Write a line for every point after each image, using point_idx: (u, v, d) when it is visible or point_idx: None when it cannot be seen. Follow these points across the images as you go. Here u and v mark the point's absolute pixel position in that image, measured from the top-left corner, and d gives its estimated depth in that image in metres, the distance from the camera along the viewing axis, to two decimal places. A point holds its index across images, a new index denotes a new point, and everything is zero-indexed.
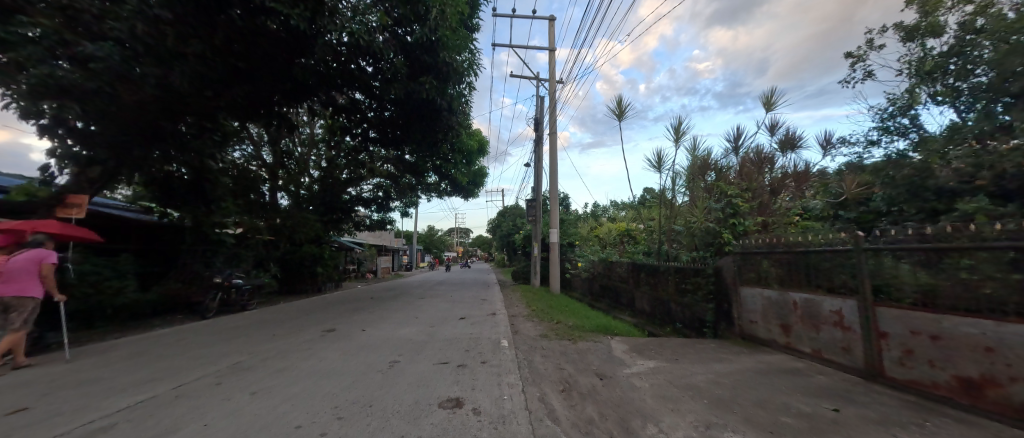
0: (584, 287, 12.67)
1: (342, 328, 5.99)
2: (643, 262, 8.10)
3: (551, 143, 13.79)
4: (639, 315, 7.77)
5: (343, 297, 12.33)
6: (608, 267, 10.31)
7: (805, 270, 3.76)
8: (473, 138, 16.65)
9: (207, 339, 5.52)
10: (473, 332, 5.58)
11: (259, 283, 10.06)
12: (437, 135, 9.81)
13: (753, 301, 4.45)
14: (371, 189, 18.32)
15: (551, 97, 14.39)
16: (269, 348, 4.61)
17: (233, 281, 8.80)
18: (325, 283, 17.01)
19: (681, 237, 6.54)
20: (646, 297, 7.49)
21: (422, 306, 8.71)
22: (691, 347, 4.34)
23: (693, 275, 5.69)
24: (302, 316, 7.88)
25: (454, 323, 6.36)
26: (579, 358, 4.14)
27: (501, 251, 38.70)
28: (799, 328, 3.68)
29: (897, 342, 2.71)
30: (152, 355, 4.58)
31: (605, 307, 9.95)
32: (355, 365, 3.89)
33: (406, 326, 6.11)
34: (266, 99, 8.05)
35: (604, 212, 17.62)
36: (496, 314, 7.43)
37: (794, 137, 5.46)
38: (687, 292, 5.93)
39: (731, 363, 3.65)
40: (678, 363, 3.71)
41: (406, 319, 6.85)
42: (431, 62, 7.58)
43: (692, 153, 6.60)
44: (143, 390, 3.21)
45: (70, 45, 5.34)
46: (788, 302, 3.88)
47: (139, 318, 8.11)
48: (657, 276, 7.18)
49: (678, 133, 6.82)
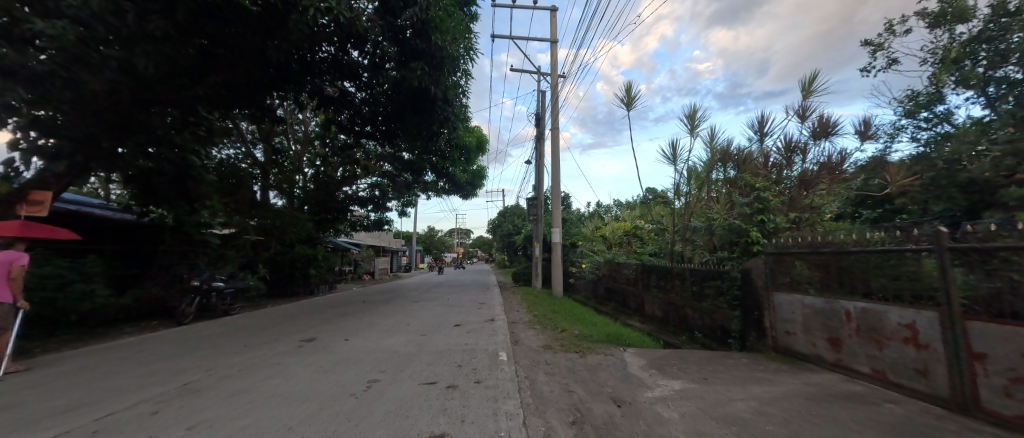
0: (588, 290, 12.06)
1: (322, 337, 5.40)
2: (654, 264, 7.50)
3: (551, 140, 13.20)
4: (650, 322, 7.15)
5: (335, 300, 11.73)
6: (614, 269, 9.70)
7: (859, 275, 3.13)
8: (472, 135, 16.11)
9: (169, 351, 4.93)
10: (469, 342, 4.99)
11: (243, 286, 9.47)
12: (433, 129, 9.26)
13: (789, 309, 3.85)
14: (367, 189, 17.79)
15: (553, 92, 13.84)
16: (229, 365, 3.99)
17: (214, 284, 8.15)
18: (319, 286, 16.41)
19: (699, 236, 5.94)
20: (658, 302, 6.88)
21: (417, 311, 8.13)
22: (719, 363, 3.74)
23: (716, 279, 5.08)
24: (286, 321, 7.29)
25: (447, 331, 5.78)
26: (590, 377, 3.53)
27: (501, 251, 38.11)
28: (854, 343, 3.09)
29: (1000, 367, 2.02)
30: (99, 371, 4.00)
31: (612, 311, 9.35)
32: (325, 386, 3.29)
33: (395, 335, 5.54)
34: (247, 87, 7.48)
35: (608, 212, 17.03)
36: (495, 320, 6.85)
37: (828, 124, 4.85)
38: (708, 297, 5.32)
39: (773, 385, 3.05)
40: (709, 386, 3.10)
41: (396, 326, 6.27)
42: (422, 47, 7.00)
43: (710, 145, 6.02)
44: (57, 423, 2.61)
45: (19, 22, 4.79)
46: (838, 312, 3.27)
47: (109, 324, 7.53)
48: (670, 279, 6.59)
49: (693, 123, 6.24)
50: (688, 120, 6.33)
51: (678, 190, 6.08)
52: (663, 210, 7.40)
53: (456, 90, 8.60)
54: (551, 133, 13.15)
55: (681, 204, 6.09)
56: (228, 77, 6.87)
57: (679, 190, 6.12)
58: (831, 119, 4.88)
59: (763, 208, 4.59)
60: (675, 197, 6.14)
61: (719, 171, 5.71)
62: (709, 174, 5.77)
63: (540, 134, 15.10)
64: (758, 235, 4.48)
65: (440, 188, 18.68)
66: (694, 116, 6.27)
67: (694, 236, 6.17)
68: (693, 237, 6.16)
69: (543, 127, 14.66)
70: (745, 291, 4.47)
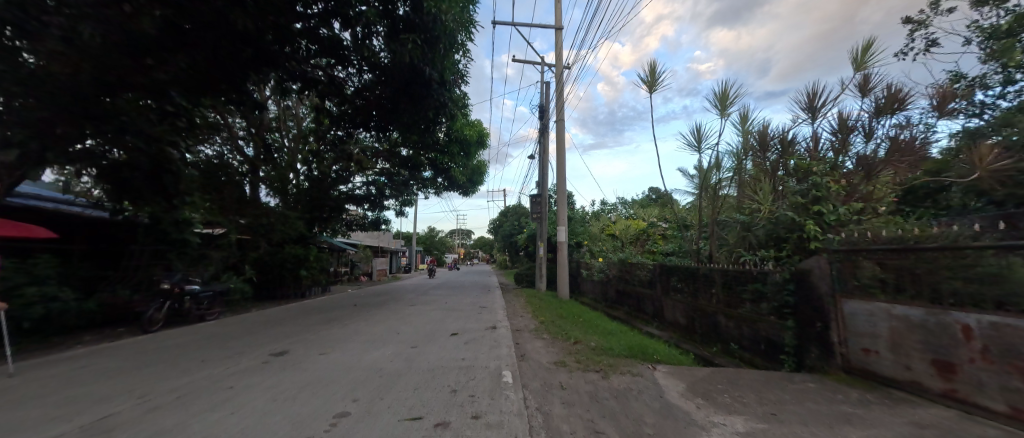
0: (597, 293, 11.27)
1: (297, 350, 4.67)
2: (676, 264, 6.72)
3: (556, 133, 12.43)
4: (672, 329, 6.36)
5: (326, 303, 10.96)
6: (627, 270, 8.91)
7: (974, 277, 2.25)
8: (474, 129, 15.33)
9: (112, 368, 4.15)
10: (467, 357, 4.21)
11: (222, 289, 8.70)
12: (430, 116, 8.51)
13: (866, 322, 3.03)
14: (363, 186, 17.14)
15: (558, 82, 13.08)
16: (170, 390, 3.21)
17: (187, 288, 7.42)
18: (312, 288, 15.66)
19: (733, 231, 5.16)
20: (682, 307, 6.09)
21: (411, 316, 7.41)
22: (781, 388, 2.96)
23: (762, 281, 4.29)
24: (265, 329, 6.53)
25: (442, 342, 5.01)
26: (620, 408, 2.74)
27: (501, 250, 37.27)
28: (974, 369, 2.23)
29: None
30: (11, 398, 3.24)
31: (624, 316, 8.60)
32: (273, 423, 2.51)
33: (382, 347, 4.77)
34: (221, 70, 6.72)
35: (615, 210, 16.30)
36: (497, 327, 6.12)
37: (894, 97, 4.09)
38: (750, 302, 4.51)
39: (872, 425, 2.28)
40: (785, 426, 2.32)
41: (385, 335, 5.50)
42: (415, 17, 6.33)
43: (743, 127, 5.29)
44: None
45: None
46: (945, 326, 2.42)
47: (70, 332, 6.79)
48: (695, 281, 5.84)
49: (724, 102, 5.45)
50: (718, 98, 5.53)
51: (707, 179, 5.56)
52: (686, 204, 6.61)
53: (454, 71, 7.90)
54: (557, 125, 12.40)
55: (713, 194, 5.57)
56: (196, 55, 6.12)
57: (709, 179, 5.57)
58: (898, 91, 4.10)
59: (819, 196, 3.82)
60: (705, 185, 5.61)
61: (757, 156, 5.05)
62: (745, 157, 5.20)
63: (545, 127, 14.35)
64: (815, 227, 3.69)
65: (440, 185, 17.87)
66: (725, 94, 5.46)
67: (727, 232, 5.38)
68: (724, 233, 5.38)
69: (547, 119, 13.89)
70: (800, 295, 3.67)
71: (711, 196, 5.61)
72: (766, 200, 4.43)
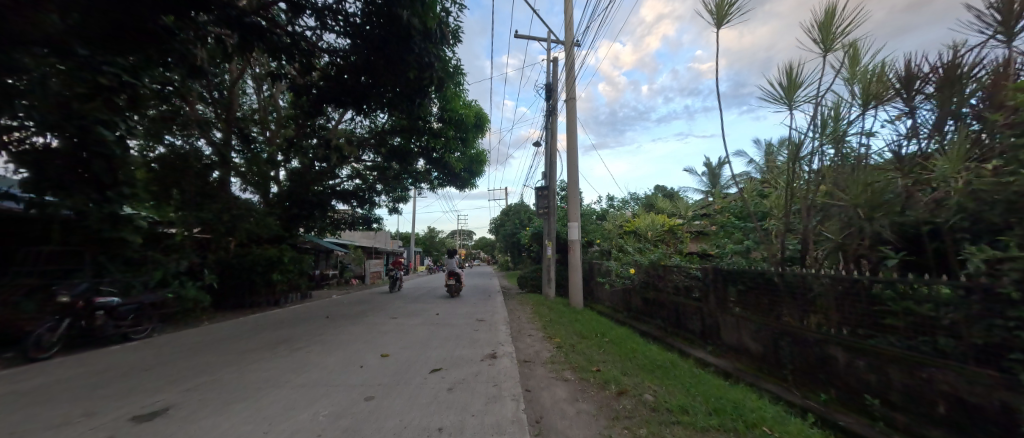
0: (617, 301, 9.62)
1: (187, 405, 2.98)
2: (738, 268, 5.05)
3: (566, 114, 10.74)
4: (739, 361, 4.63)
5: (297, 313, 9.33)
6: (661, 275, 7.23)
7: None
8: (471, 113, 13.61)
9: None
10: (447, 427, 2.52)
11: (158, 298, 7.05)
12: (413, 81, 6.93)
13: None
14: (351, 180, 15.66)
15: (568, 55, 11.44)
16: None
17: (99, 300, 5.73)
18: (289, 294, 13.97)
19: (853, 219, 3.44)
20: (756, 329, 4.36)
21: (388, 337, 5.73)
22: None
23: (941, 301, 2.53)
24: (188, 356, 4.81)
25: (417, 388, 3.32)
26: None
27: (501, 249, 35.59)
28: None
29: None
30: None
31: (657, 331, 6.99)
32: None
33: (323, 399, 3.09)
34: (142, 20, 5.02)
35: (631, 204, 14.66)
36: (499, 355, 4.44)
37: None
38: (914, 333, 2.75)
39: None
40: None
41: (334, 375, 3.77)
42: None
43: (863, 70, 3.71)
44: None
45: None
46: None
47: None
48: (777, 292, 4.18)
49: (830, 32, 3.80)
50: (819, 26, 3.87)
51: (801, 151, 4.06)
52: (774, 182, 4.80)
53: (440, 20, 6.28)
54: (568, 103, 10.72)
55: (806, 171, 4.06)
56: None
57: (803, 148, 4.05)
58: None
59: None
60: (799, 157, 4.07)
61: (898, 102, 3.31)
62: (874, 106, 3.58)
63: (552, 109, 12.67)
64: None
65: (437, 179, 16.24)
66: (834, 17, 3.76)
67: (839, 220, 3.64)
68: (831, 221, 3.67)
69: (555, 99, 12.24)
70: None
71: (812, 171, 4.01)
72: (954, 165, 2.59)
